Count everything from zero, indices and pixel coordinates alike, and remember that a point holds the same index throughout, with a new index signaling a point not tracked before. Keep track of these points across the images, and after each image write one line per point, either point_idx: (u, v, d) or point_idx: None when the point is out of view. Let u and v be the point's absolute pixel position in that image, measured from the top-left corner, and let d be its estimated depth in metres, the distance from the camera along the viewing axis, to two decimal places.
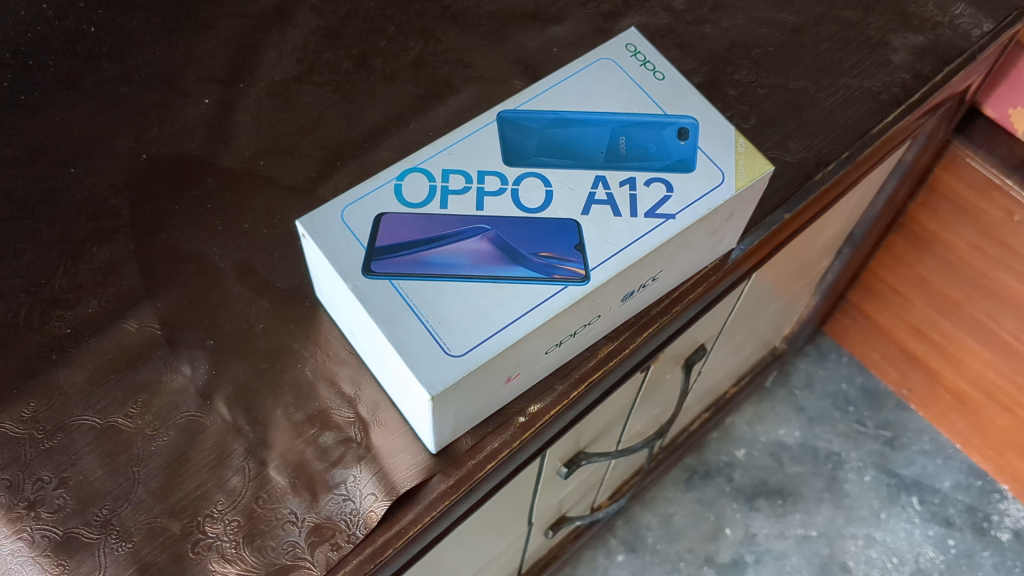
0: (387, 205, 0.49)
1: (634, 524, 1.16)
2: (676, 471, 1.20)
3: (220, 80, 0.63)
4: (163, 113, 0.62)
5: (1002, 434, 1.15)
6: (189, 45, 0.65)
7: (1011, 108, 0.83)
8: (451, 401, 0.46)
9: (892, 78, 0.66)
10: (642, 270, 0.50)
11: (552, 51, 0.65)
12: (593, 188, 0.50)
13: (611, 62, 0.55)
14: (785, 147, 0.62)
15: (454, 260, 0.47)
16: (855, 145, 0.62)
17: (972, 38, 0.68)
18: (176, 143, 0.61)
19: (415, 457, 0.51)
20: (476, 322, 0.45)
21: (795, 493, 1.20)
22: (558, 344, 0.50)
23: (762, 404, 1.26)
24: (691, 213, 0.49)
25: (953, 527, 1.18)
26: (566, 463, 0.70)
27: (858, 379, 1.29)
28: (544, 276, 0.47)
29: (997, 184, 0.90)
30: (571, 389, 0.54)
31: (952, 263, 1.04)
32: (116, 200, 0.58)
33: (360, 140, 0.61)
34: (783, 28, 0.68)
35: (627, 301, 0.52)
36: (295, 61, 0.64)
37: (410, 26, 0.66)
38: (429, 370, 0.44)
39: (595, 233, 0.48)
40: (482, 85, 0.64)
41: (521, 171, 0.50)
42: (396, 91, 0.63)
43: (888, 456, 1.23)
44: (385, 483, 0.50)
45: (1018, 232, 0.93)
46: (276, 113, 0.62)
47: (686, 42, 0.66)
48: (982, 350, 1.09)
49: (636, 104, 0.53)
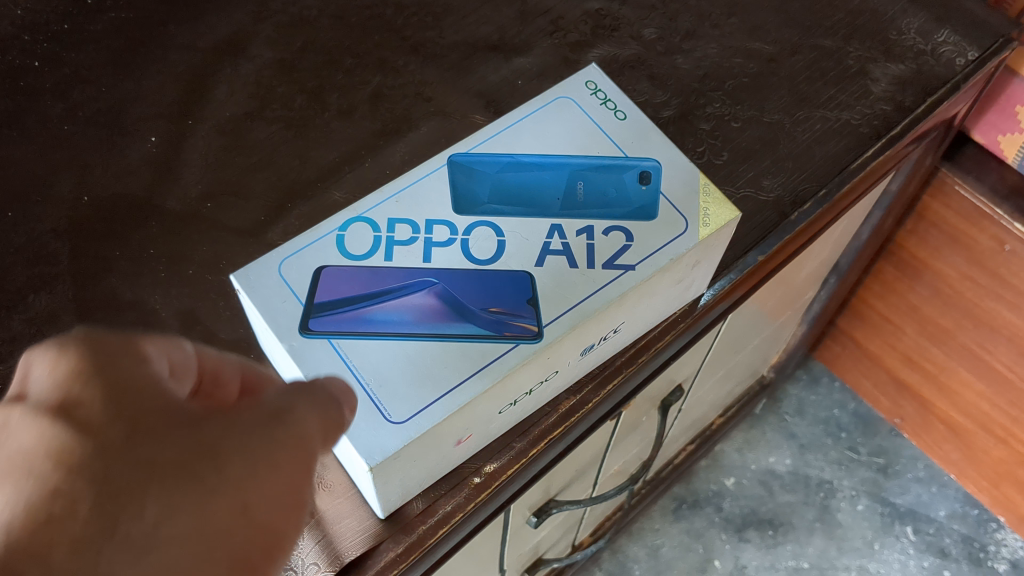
0: (327, 258, 0.46)
1: (621, 557, 1.13)
2: (663, 501, 1.17)
3: (169, 117, 0.60)
4: (107, 153, 0.59)
5: (998, 466, 1.12)
6: (138, 80, 0.62)
7: (999, 135, 0.81)
8: (394, 470, 0.43)
9: (872, 110, 0.63)
10: (600, 324, 0.47)
11: (516, 84, 0.63)
12: (548, 237, 0.47)
13: (569, 100, 0.52)
14: (759, 184, 0.59)
15: (397, 317, 0.44)
16: (833, 181, 0.60)
17: (956, 67, 0.66)
18: (120, 184, 0.58)
19: (361, 522, 0.48)
20: (419, 385, 0.42)
21: (786, 523, 1.17)
22: (512, 403, 0.47)
23: (752, 431, 1.23)
24: (652, 264, 0.46)
25: (949, 558, 1.15)
26: (536, 512, 0.68)
27: (850, 405, 1.26)
28: (494, 333, 0.44)
29: (986, 212, 0.88)
30: (529, 446, 0.51)
31: (943, 291, 1.01)
32: (55, 245, 0.55)
33: (313, 180, 0.58)
34: (758, 57, 0.65)
35: (588, 354, 0.49)
36: (248, 96, 0.61)
37: (369, 57, 0.64)
38: (367, 438, 0.41)
39: (549, 286, 0.45)
40: (443, 120, 0.61)
41: (471, 220, 0.47)
42: (353, 128, 0.60)
43: (881, 484, 1.20)
44: (329, 552, 0.47)
45: (1009, 262, 0.90)
46: (226, 152, 0.59)
47: (656, 74, 0.64)
48: (975, 380, 1.05)
49: (596, 146, 0.50)
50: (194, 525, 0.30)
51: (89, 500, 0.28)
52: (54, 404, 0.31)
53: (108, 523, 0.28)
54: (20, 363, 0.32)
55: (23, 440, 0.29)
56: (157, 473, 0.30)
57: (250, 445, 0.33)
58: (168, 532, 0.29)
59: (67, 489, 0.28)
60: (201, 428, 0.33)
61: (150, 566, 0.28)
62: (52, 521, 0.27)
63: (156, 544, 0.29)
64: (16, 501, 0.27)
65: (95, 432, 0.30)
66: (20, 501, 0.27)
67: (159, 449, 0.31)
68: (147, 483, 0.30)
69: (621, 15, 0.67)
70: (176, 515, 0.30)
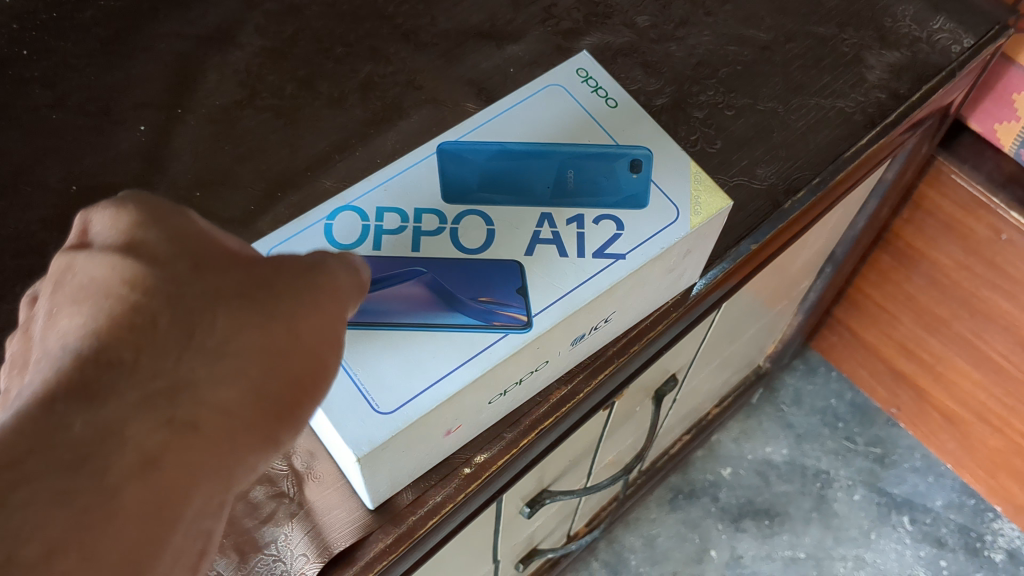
0: (315, 247, 0.46)
1: (617, 547, 1.13)
2: (659, 491, 1.17)
3: (158, 106, 0.60)
4: (96, 142, 0.58)
5: (995, 456, 1.12)
6: (127, 69, 0.61)
7: (996, 123, 0.81)
8: (382, 460, 0.43)
9: (867, 98, 0.63)
10: (591, 313, 0.46)
11: (508, 72, 0.62)
12: (539, 226, 0.47)
13: (560, 88, 0.52)
14: (752, 172, 0.58)
15: (386, 307, 0.44)
16: (827, 170, 0.59)
17: (951, 54, 0.65)
18: (109, 173, 0.57)
19: (350, 513, 0.48)
20: (408, 374, 0.42)
21: (783, 513, 1.17)
22: (501, 393, 0.47)
23: (748, 421, 1.23)
24: (643, 253, 0.46)
25: (946, 548, 1.15)
26: (529, 502, 0.68)
27: (847, 395, 1.25)
28: (483, 323, 0.43)
29: (983, 201, 0.87)
30: (520, 436, 0.51)
31: (939, 281, 1.00)
32: (43, 235, 0.54)
33: (303, 169, 0.57)
34: (752, 45, 0.65)
35: (579, 344, 0.49)
36: (237, 84, 0.61)
37: (360, 46, 0.63)
38: (355, 429, 0.41)
39: (539, 275, 0.45)
40: (434, 108, 0.60)
41: (461, 209, 0.47)
42: (343, 116, 0.60)
43: (878, 474, 1.20)
44: (319, 543, 0.47)
45: (1005, 251, 0.90)
46: (216, 140, 0.59)
47: (649, 61, 0.63)
48: (972, 370, 1.05)
49: (587, 134, 0.50)
50: (260, 341, 0.29)
51: (167, 314, 0.28)
52: (111, 237, 0.29)
53: (184, 336, 0.28)
54: (77, 215, 0.31)
55: (96, 269, 0.28)
56: (224, 299, 0.29)
57: (304, 271, 0.32)
58: (237, 346, 0.29)
59: (144, 306, 0.27)
60: (257, 265, 0.32)
61: (224, 377, 0.28)
62: (136, 329, 0.27)
63: (229, 354, 0.29)
64: (93, 319, 0.26)
65: (162, 252, 0.29)
66: (100, 316, 0.26)
67: (221, 272, 0.30)
68: (216, 300, 0.29)
69: (614, 3, 0.66)
70: (244, 332, 0.29)
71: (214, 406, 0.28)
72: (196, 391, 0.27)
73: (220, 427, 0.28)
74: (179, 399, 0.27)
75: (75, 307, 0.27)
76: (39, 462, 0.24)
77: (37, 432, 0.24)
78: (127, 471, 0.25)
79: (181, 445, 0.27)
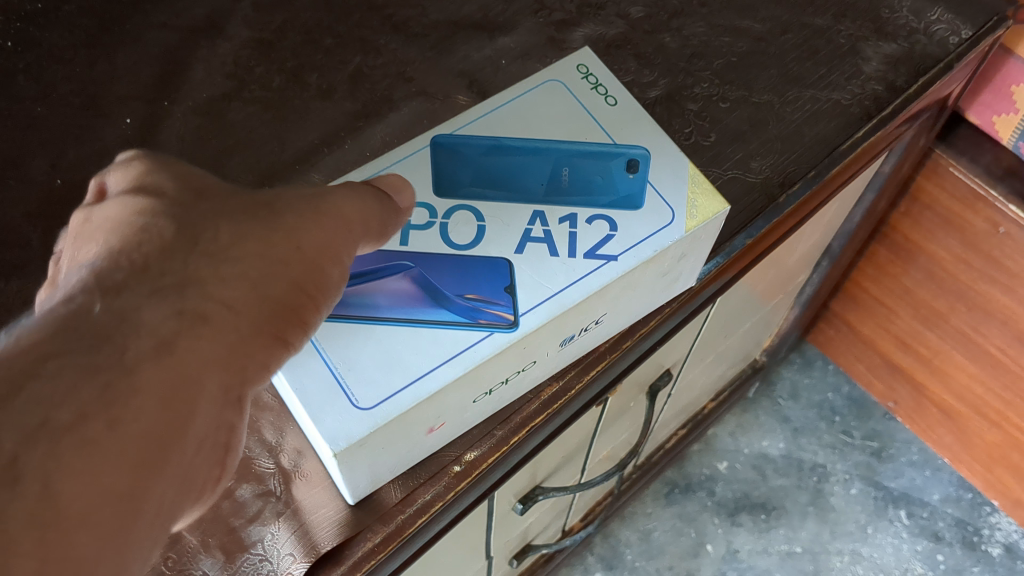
0: None
1: (612, 541, 1.13)
2: (655, 485, 1.16)
3: (144, 98, 0.59)
4: (81, 135, 0.58)
5: (992, 450, 1.11)
6: (112, 60, 0.60)
7: (994, 115, 0.80)
8: (362, 456, 0.42)
9: (863, 90, 0.62)
10: (580, 315, 0.46)
11: (500, 64, 0.61)
12: (529, 224, 0.46)
13: (559, 84, 0.51)
14: (747, 166, 0.58)
15: (373, 301, 0.43)
16: (822, 163, 0.58)
17: (949, 46, 0.64)
18: (94, 167, 0.56)
19: (338, 512, 0.47)
20: (390, 370, 0.41)
21: (779, 508, 1.16)
22: (487, 393, 0.46)
23: (745, 415, 1.22)
24: (634, 255, 0.45)
25: (942, 542, 1.15)
26: (521, 499, 0.67)
27: (844, 389, 1.25)
28: (469, 321, 0.43)
29: (981, 195, 0.87)
30: (511, 434, 0.50)
31: (937, 275, 1.00)
32: (27, 230, 0.54)
33: (291, 162, 0.57)
34: (747, 36, 0.64)
35: (568, 344, 0.48)
36: (224, 76, 0.60)
37: (349, 37, 0.63)
38: (333, 423, 0.40)
39: (529, 275, 0.44)
40: (424, 101, 0.59)
41: (451, 204, 0.46)
42: (332, 108, 0.59)
43: (875, 468, 1.19)
44: (305, 543, 0.46)
45: (1003, 245, 0.89)
46: (203, 133, 0.58)
47: (643, 53, 0.62)
48: (969, 364, 1.05)
49: (584, 132, 0.49)
50: (262, 248, 0.33)
51: (170, 229, 0.31)
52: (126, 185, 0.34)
53: (188, 243, 0.31)
54: (95, 182, 0.35)
55: (113, 209, 0.32)
56: (224, 215, 0.33)
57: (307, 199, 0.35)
58: (238, 251, 0.32)
59: (151, 226, 0.31)
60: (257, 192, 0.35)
61: (227, 276, 0.31)
62: (144, 243, 0.30)
63: (231, 256, 0.32)
64: (109, 243, 0.30)
65: (167, 190, 0.33)
66: (114, 241, 0.30)
67: (223, 197, 0.34)
68: (217, 216, 0.33)
69: None
70: (245, 242, 0.32)
71: (220, 300, 0.30)
72: (206, 288, 0.30)
73: (231, 321, 0.31)
74: (190, 291, 0.30)
75: (95, 240, 0.31)
76: (66, 339, 0.26)
77: (63, 320, 0.27)
78: (145, 350, 0.27)
79: (195, 331, 0.29)
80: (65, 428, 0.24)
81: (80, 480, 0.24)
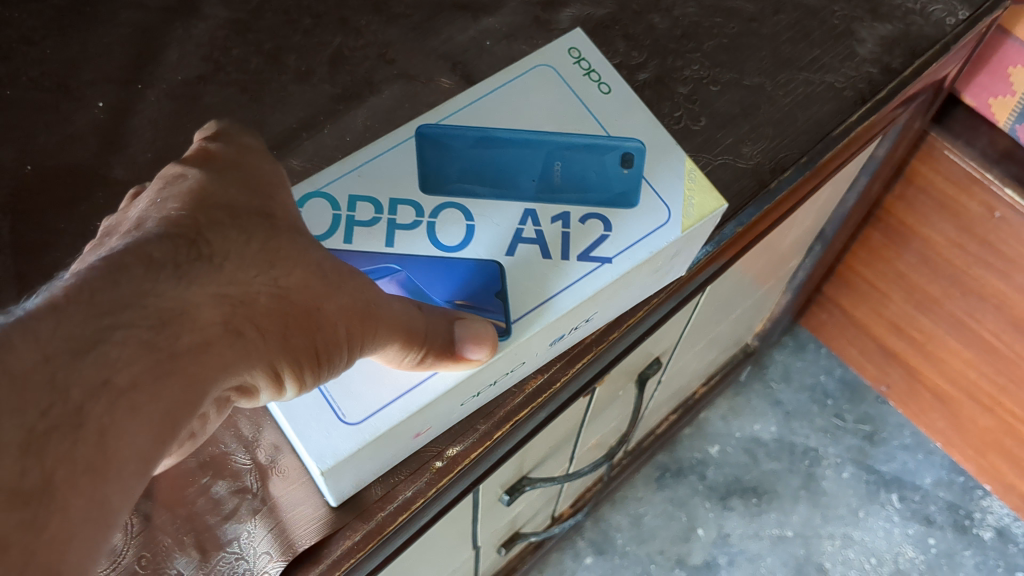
0: None
1: (603, 525, 1.12)
2: (646, 469, 1.16)
3: (117, 80, 0.57)
4: (51, 119, 0.56)
5: (985, 435, 1.11)
6: (85, 42, 0.59)
7: (991, 97, 0.78)
8: (349, 468, 0.41)
9: (858, 72, 0.60)
10: (573, 317, 0.45)
11: (484, 45, 0.59)
12: (521, 224, 0.44)
13: (549, 69, 0.49)
14: (738, 151, 0.56)
15: None
16: (815, 149, 0.57)
17: (946, 27, 0.62)
18: (66, 152, 0.55)
19: (316, 510, 0.46)
20: (378, 382, 0.40)
21: (771, 491, 1.16)
22: (474, 394, 0.45)
23: (737, 399, 1.22)
24: (630, 257, 0.44)
25: (933, 526, 1.14)
26: (508, 490, 0.66)
27: (837, 372, 1.24)
28: None
29: (976, 178, 0.85)
30: (494, 429, 0.49)
31: (931, 259, 0.98)
32: None
33: (269, 147, 0.55)
34: (739, 17, 0.62)
35: (557, 343, 0.47)
36: (200, 59, 0.58)
37: (329, 17, 0.61)
38: (321, 440, 0.39)
39: (520, 278, 0.43)
40: (406, 84, 0.58)
41: (439, 201, 0.44)
42: (311, 91, 0.57)
43: (867, 451, 1.19)
44: (283, 541, 0.45)
45: (998, 229, 0.88)
46: (177, 117, 0.56)
47: (631, 34, 0.61)
48: (962, 348, 1.04)
49: (576, 122, 0.47)
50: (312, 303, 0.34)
51: (254, 241, 0.33)
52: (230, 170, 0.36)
53: (264, 261, 0.33)
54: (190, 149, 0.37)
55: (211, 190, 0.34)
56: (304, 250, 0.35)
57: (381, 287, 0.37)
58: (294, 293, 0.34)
59: (241, 226, 0.33)
60: None
61: (275, 306, 0.33)
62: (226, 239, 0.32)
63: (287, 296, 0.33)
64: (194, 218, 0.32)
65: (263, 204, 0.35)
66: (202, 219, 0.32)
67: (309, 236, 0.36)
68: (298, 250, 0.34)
69: None
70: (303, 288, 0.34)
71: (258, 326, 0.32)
72: (251, 311, 0.32)
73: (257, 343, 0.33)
74: (240, 309, 0.32)
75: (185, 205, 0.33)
76: (137, 314, 0.28)
77: (143, 289, 0.28)
78: (190, 345, 0.29)
79: (226, 343, 0.31)
80: (121, 390, 0.27)
81: (123, 440, 0.27)
